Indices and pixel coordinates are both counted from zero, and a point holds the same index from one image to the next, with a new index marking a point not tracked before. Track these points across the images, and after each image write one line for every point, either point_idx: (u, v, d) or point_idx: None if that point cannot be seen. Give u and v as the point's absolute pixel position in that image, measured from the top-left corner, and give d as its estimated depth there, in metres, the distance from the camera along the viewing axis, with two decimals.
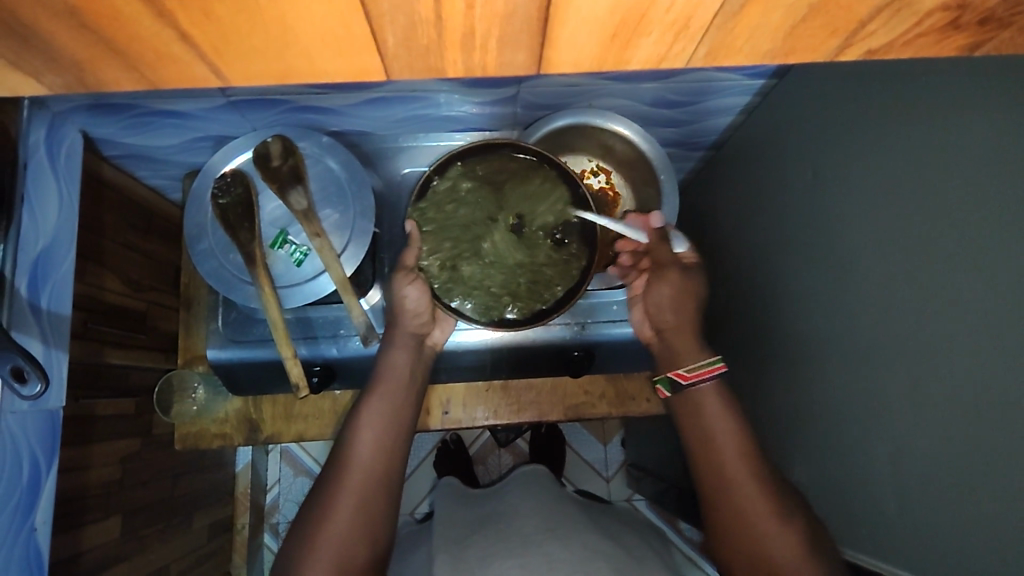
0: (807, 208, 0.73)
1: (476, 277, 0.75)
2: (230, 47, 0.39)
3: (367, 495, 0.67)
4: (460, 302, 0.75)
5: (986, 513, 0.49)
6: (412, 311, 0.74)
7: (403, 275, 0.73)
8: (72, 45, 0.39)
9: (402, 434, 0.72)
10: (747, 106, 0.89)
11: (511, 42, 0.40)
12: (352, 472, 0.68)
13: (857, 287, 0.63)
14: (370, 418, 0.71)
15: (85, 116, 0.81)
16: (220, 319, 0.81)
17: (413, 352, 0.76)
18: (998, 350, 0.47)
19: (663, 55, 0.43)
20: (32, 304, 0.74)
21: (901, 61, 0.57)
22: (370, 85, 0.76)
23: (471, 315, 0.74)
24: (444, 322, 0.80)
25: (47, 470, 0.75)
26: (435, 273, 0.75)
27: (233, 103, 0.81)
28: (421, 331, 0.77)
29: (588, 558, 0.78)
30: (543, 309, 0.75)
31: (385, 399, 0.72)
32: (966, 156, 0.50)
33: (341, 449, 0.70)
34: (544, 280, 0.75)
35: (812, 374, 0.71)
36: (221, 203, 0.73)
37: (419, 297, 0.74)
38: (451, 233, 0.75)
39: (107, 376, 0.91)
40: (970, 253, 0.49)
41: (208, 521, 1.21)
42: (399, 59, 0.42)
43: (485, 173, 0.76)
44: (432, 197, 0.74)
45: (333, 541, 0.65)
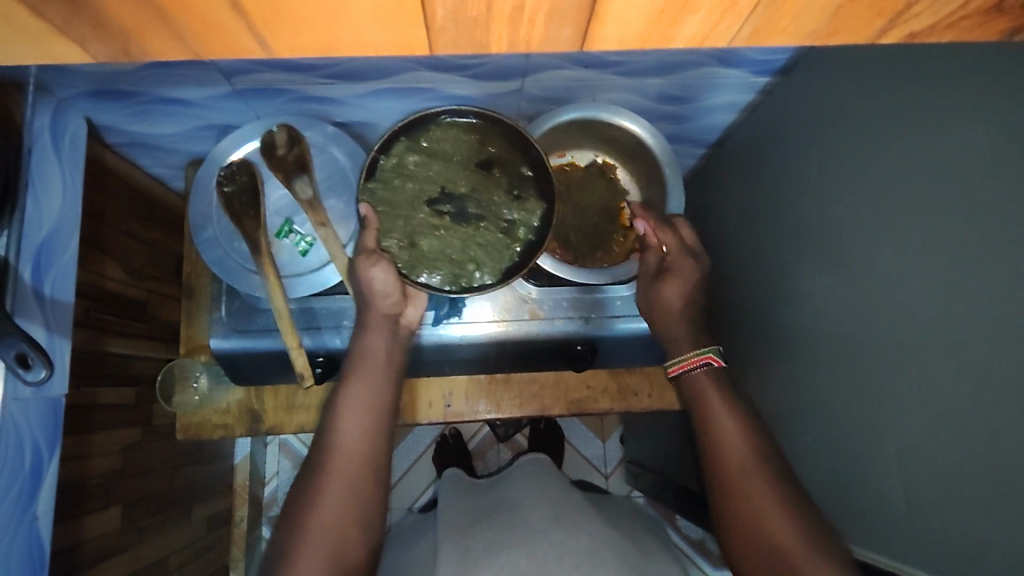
0: (812, 204, 0.73)
1: (438, 248, 0.74)
2: (277, 24, 0.38)
3: (353, 481, 0.68)
4: (428, 275, 0.74)
5: (1002, 505, 0.49)
6: (381, 293, 0.71)
7: (366, 257, 0.68)
8: (122, 14, 0.37)
9: (384, 418, 0.72)
10: (750, 104, 0.89)
11: (558, 18, 0.39)
12: (336, 460, 0.68)
13: (865, 281, 0.63)
14: (347, 404, 0.71)
15: (88, 103, 0.80)
16: (224, 308, 0.81)
17: (388, 334, 0.75)
18: (1007, 349, 0.47)
19: (707, 35, 0.42)
20: (36, 291, 0.74)
21: (909, 57, 0.57)
22: (376, 74, 0.76)
23: (444, 288, 0.73)
24: (416, 298, 0.77)
25: (49, 457, 0.74)
26: (397, 253, 0.74)
27: (238, 92, 0.80)
28: (394, 311, 0.75)
29: (595, 548, 0.79)
30: (512, 266, 0.74)
31: (360, 385, 0.72)
32: (977, 153, 0.50)
33: (324, 435, 0.70)
34: (504, 240, 0.75)
35: (822, 369, 0.71)
36: (226, 191, 0.73)
37: (386, 278, 0.70)
38: (406, 209, 0.75)
39: (109, 365, 0.91)
40: (981, 249, 0.50)
41: (207, 512, 1.21)
42: (445, 33, 0.40)
43: (429, 144, 0.75)
44: (381, 174, 0.73)
45: (324, 529, 0.65)
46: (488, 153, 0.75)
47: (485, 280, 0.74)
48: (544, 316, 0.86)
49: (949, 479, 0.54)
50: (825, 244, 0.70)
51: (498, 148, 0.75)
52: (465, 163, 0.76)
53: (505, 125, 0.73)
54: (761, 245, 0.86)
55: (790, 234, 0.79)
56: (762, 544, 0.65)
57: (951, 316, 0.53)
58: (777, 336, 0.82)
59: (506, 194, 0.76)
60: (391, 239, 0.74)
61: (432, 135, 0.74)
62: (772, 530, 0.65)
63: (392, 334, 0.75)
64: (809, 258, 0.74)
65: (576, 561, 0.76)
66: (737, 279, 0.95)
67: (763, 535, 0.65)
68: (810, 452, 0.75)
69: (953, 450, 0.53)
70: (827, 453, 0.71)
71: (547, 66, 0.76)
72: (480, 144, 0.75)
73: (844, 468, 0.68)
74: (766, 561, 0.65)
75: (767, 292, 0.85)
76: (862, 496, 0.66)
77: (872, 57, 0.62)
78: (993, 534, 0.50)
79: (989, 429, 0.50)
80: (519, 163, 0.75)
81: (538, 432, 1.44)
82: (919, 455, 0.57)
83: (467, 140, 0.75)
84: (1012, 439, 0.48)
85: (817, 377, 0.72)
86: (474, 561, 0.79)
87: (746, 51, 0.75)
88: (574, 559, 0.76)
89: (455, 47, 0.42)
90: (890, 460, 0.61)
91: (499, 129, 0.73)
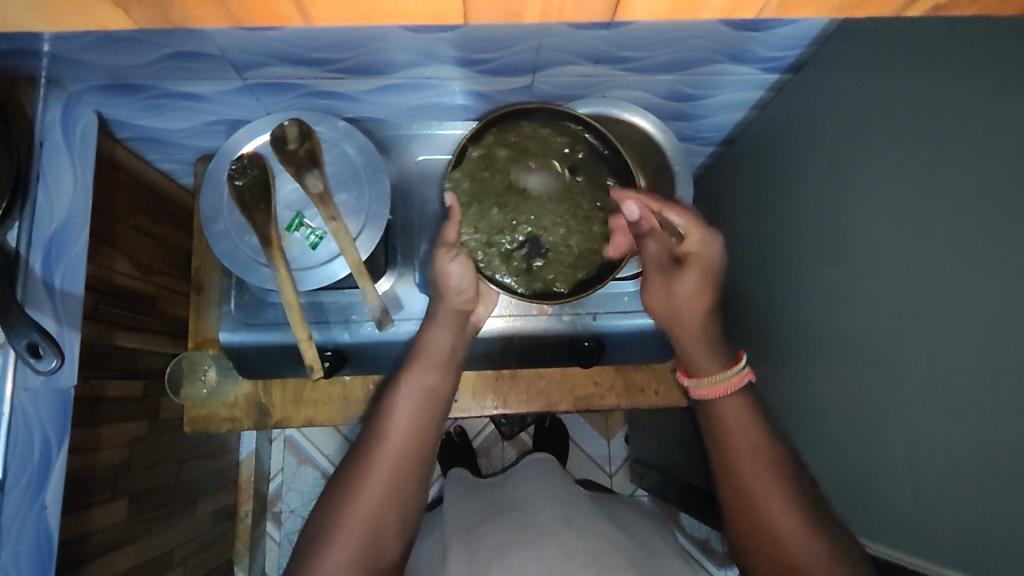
0: (823, 201, 0.73)
1: (516, 248, 0.78)
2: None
3: (399, 470, 0.68)
4: (505, 274, 0.78)
5: (1012, 498, 0.49)
6: (455, 289, 0.74)
7: (445, 251, 0.73)
8: None
9: (436, 413, 0.72)
10: (760, 102, 0.89)
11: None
12: (383, 447, 0.68)
13: (878, 277, 0.63)
14: (406, 394, 0.72)
15: (100, 97, 0.81)
16: (233, 302, 0.82)
17: (455, 330, 0.77)
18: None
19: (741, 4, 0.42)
20: (46, 282, 0.74)
21: (923, 52, 0.58)
22: (388, 69, 0.76)
23: (516, 289, 0.78)
24: (487, 298, 0.81)
25: (58, 448, 0.75)
26: (474, 247, 0.78)
27: (249, 86, 0.80)
28: (466, 308, 0.77)
29: (605, 550, 0.79)
30: (587, 277, 0.78)
31: (421, 377, 0.73)
32: (997, 146, 0.49)
33: (375, 422, 0.71)
34: (583, 248, 0.79)
35: (833, 365, 0.71)
36: (237, 185, 0.73)
37: (463, 274, 0.73)
38: (487, 204, 0.78)
39: (117, 358, 0.92)
40: (998, 245, 0.49)
41: (212, 507, 1.21)
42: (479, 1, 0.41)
43: (519, 139, 0.77)
44: (467, 166, 0.77)
45: (364, 514, 0.66)
46: (576, 156, 0.78)
47: (559, 288, 0.78)
48: (552, 312, 0.86)
49: (959, 472, 0.54)
50: (837, 241, 0.70)
51: (585, 154, 0.78)
52: (552, 162, 0.78)
53: (601, 136, 0.76)
54: (771, 244, 0.86)
55: (801, 232, 0.78)
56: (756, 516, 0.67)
57: (968, 311, 0.52)
58: (787, 333, 0.82)
59: (590, 203, 0.79)
60: (472, 233, 0.78)
61: (525, 135, 0.77)
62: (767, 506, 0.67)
63: (460, 331, 0.77)
64: (820, 255, 0.74)
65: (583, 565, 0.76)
66: (746, 278, 0.95)
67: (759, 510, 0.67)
68: (820, 449, 0.75)
69: (969, 449, 0.53)
70: (837, 449, 0.71)
71: (558, 62, 0.77)
72: (571, 148, 0.78)
73: (854, 464, 0.68)
74: (759, 533, 0.67)
75: (777, 291, 0.85)
76: (871, 492, 0.66)
77: (888, 51, 0.62)
78: (1007, 532, 0.50)
79: (1004, 426, 0.49)
80: (605, 173, 0.78)
81: (543, 431, 1.44)
82: (932, 454, 0.57)
83: (558, 142, 0.78)
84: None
85: (830, 374, 0.72)
86: (484, 560, 0.79)
87: (757, 47, 0.75)
88: (584, 559, 0.76)
89: (488, 13, 0.42)
90: (899, 455, 0.61)
91: (595, 138, 0.77)
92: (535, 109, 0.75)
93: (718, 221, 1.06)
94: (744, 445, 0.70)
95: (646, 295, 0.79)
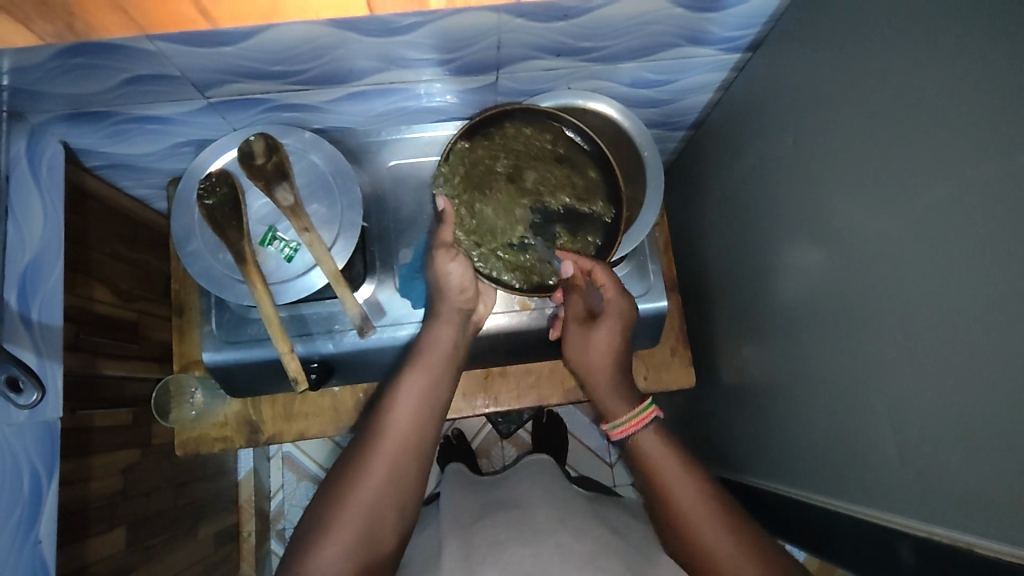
0: (794, 175, 0.74)
1: (508, 245, 0.78)
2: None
3: (400, 461, 0.68)
4: (502, 272, 0.78)
5: (992, 454, 0.50)
6: (457, 287, 0.77)
7: (444, 252, 0.75)
8: None
9: (438, 408, 0.73)
10: (723, 82, 0.90)
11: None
12: (385, 438, 0.69)
13: (854, 246, 0.64)
14: (408, 387, 0.72)
15: (65, 127, 0.80)
16: (214, 321, 0.81)
17: (458, 327, 0.78)
18: (1000, 299, 0.47)
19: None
20: (23, 317, 0.74)
21: (878, 20, 0.58)
22: (351, 76, 0.76)
23: (513, 285, 0.77)
24: (486, 296, 0.82)
25: (48, 481, 0.74)
26: (469, 248, 0.78)
27: (214, 104, 0.80)
28: (466, 306, 0.79)
29: (597, 550, 0.79)
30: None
31: (426, 371, 0.73)
32: (957, 106, 0.50)
33: (377, 415, 0.71)
34: (576, 240, 0.79)
35: (817, 337, 0.72)
36: (208, 204, 0.72)
37: (463, 272, 0.76)
38: (477, 204, 0.78)
39: (103, 388, 0.91)
40: (966, 206, 0.50)
41: (213, 530, 1.20)
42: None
43: (501, 140, 0.79)
44: (454, 166, 0.78)
45: (364, 504, 0.65)
46: (557, 152, 0.79)
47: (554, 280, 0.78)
48: (534, 305, 0.87)
49: (942, 434, 0.54)
50: (812, 214, 0.71)
51: (566, 149, 0.79)
52: (534, 160, 0.79)
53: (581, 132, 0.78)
54: (747, 222, 0.87)
55: (775, 209, 0.79)
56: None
57: (942, 274, 0.52)
58: (769, 308, 0.83)
59: (575, 195, 0.78)
60: (465, 233, 0.78)
61: (509, 135, 0.79)
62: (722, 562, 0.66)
63: (460, 328, 0.78)
64: (797, 229, 0.74)
65: (576, 563, 0.77)
66: (726, 257, 0.95)
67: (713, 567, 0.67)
68: (810, 421, 0.75)
69: (953, 408, 0.53)
70: (826, 420, 0.72)
71: (520, 57, 0.77)
72: (552, 145, 0.79)
73: (843, 434, 0.69)
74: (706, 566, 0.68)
75: (758, 268, 0.85)
76: (861, 461, 0.66)
77: (845, 21, 0.63)
78: (999, 490, 0.50)
79: (983, 383, 0.49)
80: (588, 165, 0.79)
81: (540, 426, 1.44)
82: (919, 417, 0.57)
83: (539, 141, 0.79)
84: (1012, 394, 0.47)
85: (813, 346, 0.73)
86: (479, 558, 0.79)
87: (715, 28, 0.76)
88: (578, 560, 0.77)
89: None
90: (885, 421, 0.61)
91: (579, 136, 0.78)
92: (512, 110, 0.77)
93: (694, 204, 1.07)
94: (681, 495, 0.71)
95: (565, 349, 0.84)
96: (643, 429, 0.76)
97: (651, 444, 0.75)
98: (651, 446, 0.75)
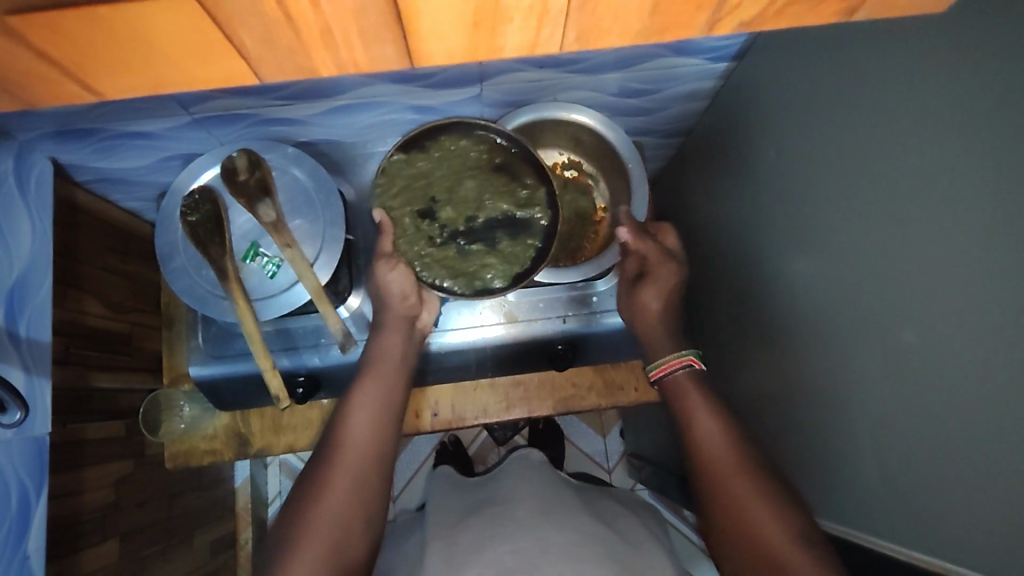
0: (781, 186, 0.73)
1: (449, 254, 0.79)
2: (92, 64, 0.40)
3: (361, 472, 0.68)
4: (445, 280, 0.77)
5: (978, 474, 0.49)
6: (398, 294, 0.76)
7: (386, 263, 0.76)
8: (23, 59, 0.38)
9: (392, 418, 0.73)
10: (711, 91, 0.89)
11: (373, 37, 0.40)
12: (344, 451, 0.69)
13: (838, 260, 0.63)
14: (361, 400, 0.72)
15: (53, 144, 0.81)
16: (201, 335, 0.82)
17: (404, 336, 0.78)
18: (984, 317, 0.46)
19: (535, 41, 0.43)
20: (11, 333, 0.74)
21: (861, 33, 0.57)
22: (333, 91, 0.76)
23: (456, 291, 0.77)
24: (430, 303, 0.81)
25: (37, 496, 0.74)
26: (412, 258, 0.78)
27: (199, 120, 0.80)
28: (411, 312, 0.79)
29: (583, 541, 0.78)
30: (522, 270, 0.77)
31: (377, 383, 0.73)
32: (940, 120, 0.49)
33: (333, 431, 0.71)
34: (516, 245, 0.78)
35: (802, 349, 0.71)
36: (191, 221, 0.73)
37: (404, 280, 0.76)
38: (417, 216, 0.79)
39: (95, 400, 0.91)
40: (949, 222, 0.49)
41: (209, 538, 1.21)
42: (265, 61, 0.42)
43: (435, 152, 0.78)
44: (392, 176, 0.77)
45: (329, 518, 0.65)
46: (494, 162, 0.79)
47: (498, 283, 0.76)
48: (521, 318, 0.86)
49: (927, 452, 0.54)
50: (799, 226, 0.70)
51: (501, 159, 0.78)
52: (471, 171, 0.79)
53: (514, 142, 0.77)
54: (736, 231, 0.86)
55: (763, 219, 0.78)
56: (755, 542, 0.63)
57: (925, 290, 0.52)
58: (757, 319, 0.82)
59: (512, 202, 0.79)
60: (407, 245, 0.78)
61: (443, 148, 0.77)
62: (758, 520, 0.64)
63: (410, 337, 0.78)
64: (783, 242, 0.74)
65: (561, 549, 0.76)
66: (716, 267, 0.94)
67: (746, 526, 0.64)
68: (796, 434, 0.74)
69: (941, 426, 0.52)
70: (811, 433, 0.71)
71: (504, 70, 0.76)
72: (488, 157, 0.78)
73: (829, 447, 0.68)
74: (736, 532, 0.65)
75: (746, 279, 0.85)
76: (847, 475, 0.65)
77: (830, 32, 0.62)
78: (988, 509, 0.48)
79: (968, 402, 0.48)
80: (525, 172, 0.78)
81: (536, 432, 1.44)
82: (906, 432, 0.55)
83: (474, 153, 0.78)
84: (996, 413, 0.46)
85: (798, 358, 0.72)
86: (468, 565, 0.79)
87: (701, 39, 0.75)
88: (563, 548, 0.76)
89: None
90: (870, 436, 0.60)
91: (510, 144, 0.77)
92: (445, 126, 0.76)
93: (684, 212, 1.06)
94: (715, 450, 0.69)
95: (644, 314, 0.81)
96: (679, 373, 0.74)
97: (685, 385, 0.73)
98: (685, 391, 0.73)
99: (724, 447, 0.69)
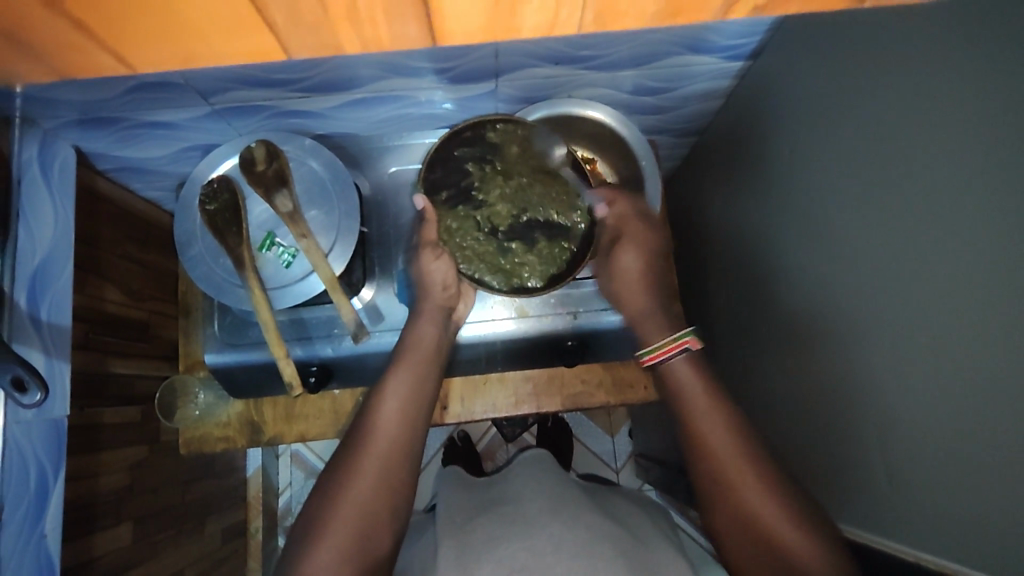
0: (795, 185, 0.73)
1: (490, 250, 0.80)
2: (122, 33, 0.41)
3: (390, 461, 0.69)
4: (483, 274, 0.79)
5: (987, 473, 0.48)
6: (438, 283, 0.78)
7: (429, 251, 0.77)
8: (69, 27, 0.39)
9: (422, 407, 0.73)
10: (726, 89, 0.89)
11: (399, 16, 0.41)
12: (375, 438, 0.69)
13: (852, 259, 0.63)
14: (395, 387, 0.72)
15: (75, 131, 0.83)
16: (216, 323, 0.83)
17: (440, 325, 0.78)
18: (996, 314, 0.46)
19: (553, 23, 0.44)
20: (32, 316, 0.75)
21: (877, 31, 0.57)
22: (349, 84, 0.77)
23: (493, 286, 0.78)
24: (467, 295, 0.83)
25: (55, 476, 0.76)
26: (453, 250, 0.80)
27: (218, 111, 0.82)
28: (448, 303, 0.80)
29: (593, 539, 0.79)
30: (558, 272, 0.78)
31: (412, 370, 0.74)
32: (954, 116, 0.49)
33: (364, 416, 0.71)
34: (555, 246, 0.79)
35: (814, 348, 0.70)
36: (209, 210, 0.74)
37: (445, 270, 0.77)
38: (461, 209, 0.80)
39: (112, 385, 0.93)
40: (962, 219, 0.48)
41: (221, 525, 1.22)
42: (293, 37, 0.43)
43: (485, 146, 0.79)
44: (438, 167, 0.78)
45: (356, 504, 0.66)
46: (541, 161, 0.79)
47: (534, 282, 0.78)
48: (531, 313, 0.87)
49: (935, 451, 0.53)
50: (812, 225, 0.70)
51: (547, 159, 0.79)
52: (517, 168, 0.80)
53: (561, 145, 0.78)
54: (749, 231, 0.86)
55: (776, 218, 0.78)
56: (739, 509, 0.65)
57: (937, 287, 0.51)
58: (769, 318, 0.82)
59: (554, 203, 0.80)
60: (451, 235, 0.80)
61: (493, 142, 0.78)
62: (760, 508, 0.64)
63: (444, 326, 0.79)
64: (797, 241, 0.73)
65: (573, 550, 0.76)
66: (729, 266, 0.94)
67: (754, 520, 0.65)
68: (808, 434, 0.74)
69: (949, 427, 0.51)
70: (822, 433, 0.71)
71: (519, 65, 0.77)
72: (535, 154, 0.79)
73: (840, 446, 0.68)
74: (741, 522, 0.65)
75: (759, 279, 0.84)
76: (857, 476, 0.65)
77: (845, 31, 0.62)
78: (995, 507, 0.48)
79: (979, 400, 0.48)
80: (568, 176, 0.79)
81: (545, 430, 1.44)
82: (914, 432, 0.55)
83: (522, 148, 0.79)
84: (1006, 411, 0.46)
85: (809, 357, 0.72)
86: (474, 556, 0.79)
87: (717, 37, 0.75)
88: (574, 550, 0.76)
89: None
90: (880, 435, 0.60)
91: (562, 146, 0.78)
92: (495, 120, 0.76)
93: (697, 212, 1.06)
94: (713, 432, 0.68)
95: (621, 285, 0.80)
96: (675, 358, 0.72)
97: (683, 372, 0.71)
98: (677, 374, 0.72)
99: (723, 436, 0.68)
